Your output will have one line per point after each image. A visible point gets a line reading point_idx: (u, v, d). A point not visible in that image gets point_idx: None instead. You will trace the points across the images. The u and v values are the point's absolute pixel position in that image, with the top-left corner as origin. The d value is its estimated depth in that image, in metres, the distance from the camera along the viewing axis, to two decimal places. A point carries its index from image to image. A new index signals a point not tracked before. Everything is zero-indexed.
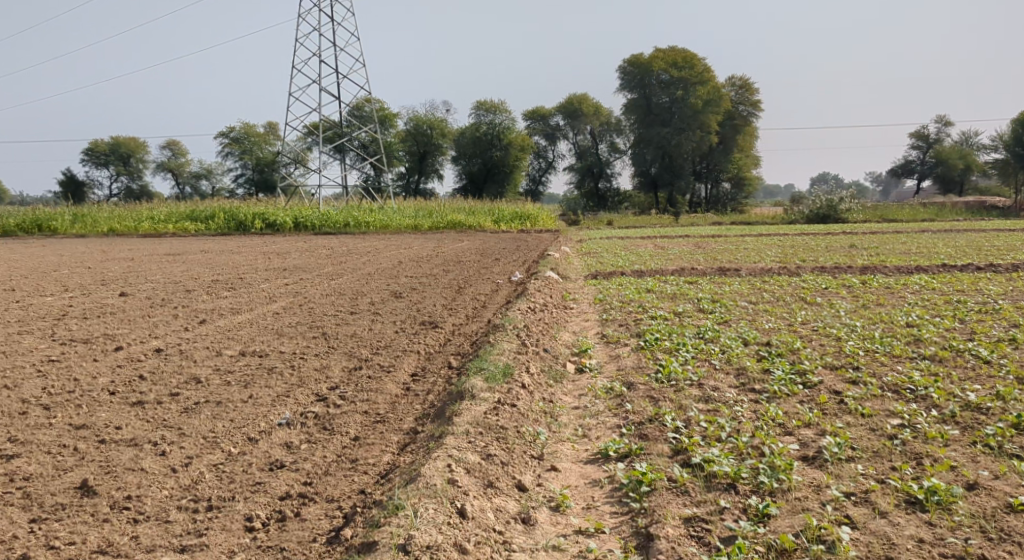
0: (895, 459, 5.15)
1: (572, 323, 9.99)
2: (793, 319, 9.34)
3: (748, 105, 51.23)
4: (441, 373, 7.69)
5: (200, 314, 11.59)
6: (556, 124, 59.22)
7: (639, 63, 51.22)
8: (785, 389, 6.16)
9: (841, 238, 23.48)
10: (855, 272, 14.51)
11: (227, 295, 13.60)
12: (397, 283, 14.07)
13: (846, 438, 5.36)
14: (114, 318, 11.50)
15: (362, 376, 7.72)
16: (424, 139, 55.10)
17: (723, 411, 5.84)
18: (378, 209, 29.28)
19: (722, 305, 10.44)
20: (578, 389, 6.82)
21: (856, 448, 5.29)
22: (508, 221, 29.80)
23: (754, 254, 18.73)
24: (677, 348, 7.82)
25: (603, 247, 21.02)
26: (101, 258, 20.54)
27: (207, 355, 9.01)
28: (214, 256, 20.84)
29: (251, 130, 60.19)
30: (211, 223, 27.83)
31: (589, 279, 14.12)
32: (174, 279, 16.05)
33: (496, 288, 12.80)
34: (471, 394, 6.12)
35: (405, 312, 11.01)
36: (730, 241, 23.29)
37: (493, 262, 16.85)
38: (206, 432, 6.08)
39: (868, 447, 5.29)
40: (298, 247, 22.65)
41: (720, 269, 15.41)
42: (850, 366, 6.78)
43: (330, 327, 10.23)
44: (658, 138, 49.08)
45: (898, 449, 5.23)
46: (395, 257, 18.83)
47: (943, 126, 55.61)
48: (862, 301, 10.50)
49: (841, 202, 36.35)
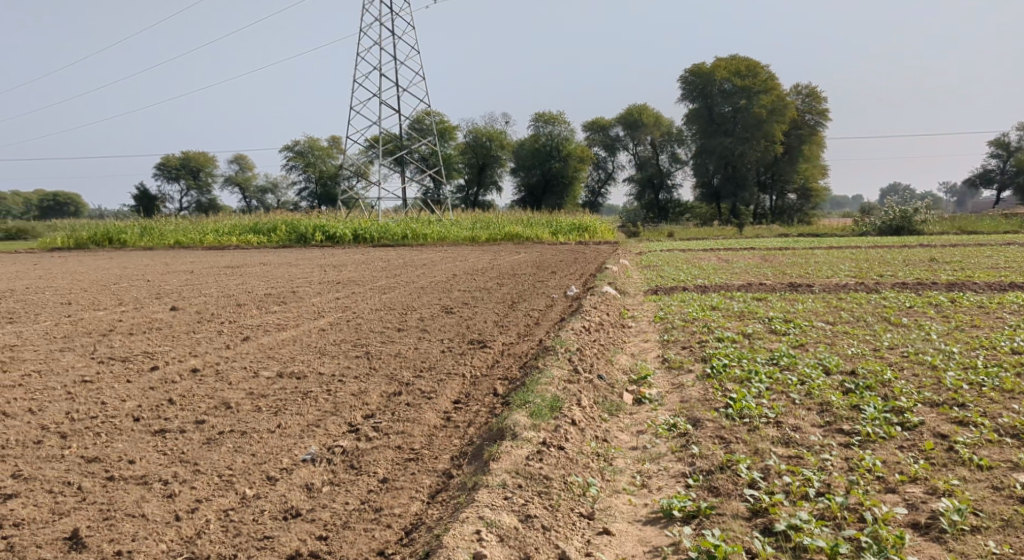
0: None
1: (629, 345, 9.21)
2: (879, 343, 8.44)
3: (816, 112, 49.60)
4: (484, 402, 6.99)
5: (244, 331, 11.06)
6: (616, 135, 58.40)
7: (702, 72, 50.19)
8: (880, 431, 5.35)
9: (920, 251, 22.16)
10: (941, 288, 13.42)
11: (276, 310, 13.11)
12: (449, 298, 13.45)
13: (966, 500, 4.52)
14: (158, 334, 11.06)
15: (400, 403, 7.06)
16: (483, 151, 54.85)
17: (807, 459, 5.03)
18: (437, 221, 28.85)
19: (796, 326, 9.53)
20: (635, 425, 6.07)
21: (979, 516, 4.44)
22: (566, 233, 28.99)
23: (826, 268, 17.72)
24: (748, 378, 7.00)
25: (664, 260, 20.21)
26: (161, 271, 20.46)
27: (244, 377, 8.46)
28: (272, 269, 20.46)
29: (314, 143, 60.63)
30: (274, 235, 27.71)
31: (648, 295, 13.28)
32: (228, 293, 15.67)
33: (550, 304, 12.10)
34: (513, 433, 5.43)
35: (455, 329, 10.35)
36: (799, 254, 22.14)
37: (549, 276, 16.13)
38: (223, 468, 5.45)
39: (994, 514, 4.45)
40: (355, 259, 22.30)
41: (791, 285, 14.43)
42: (956, 403, 6.00)
43: (373, 347, 9.60)
44: (720, 148, 47.87)
45: None
46: (449, 269, 18.26)
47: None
48: (955, 323, 9.50)
49: (916, 213, 34.78)
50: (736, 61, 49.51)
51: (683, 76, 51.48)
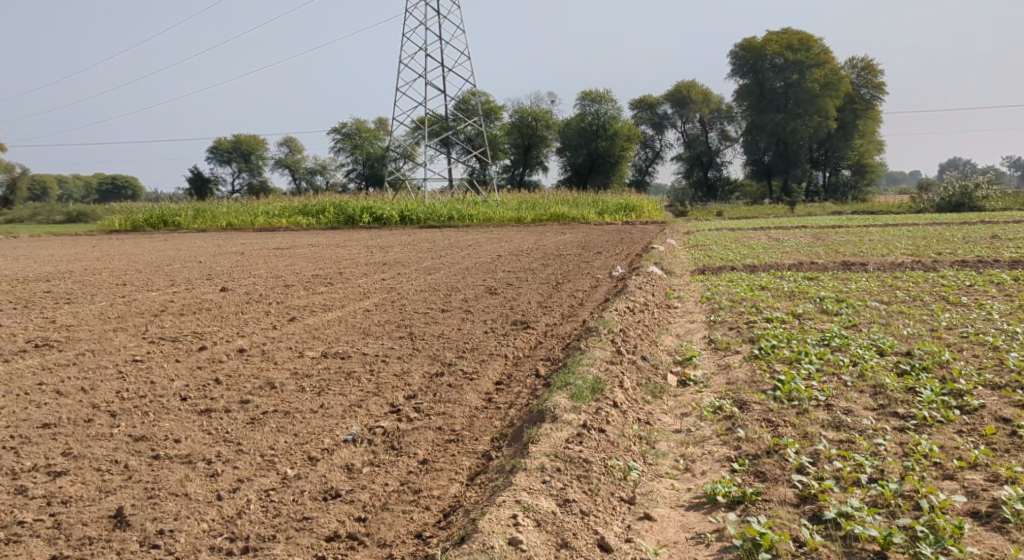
0: None
1: (675, 325, 9.05)
2: (936, 323, 8.17)
3: (872, 87, 48.40)
4: (526, 383, 6.91)
5: (291, 312, 11.11)
6: (664, 113, 57.65)
7: (752, 47, 49.29)
8: (937, 416, 5.19)
9: (981, 228, 21.48)
10: (1002, 267, 12.96)
11: (323, 291, 13.18)
12: (493, 278, 13.39)
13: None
14: (208, 315, 11.17)
15: (442, 384, 7.03)
16: (529, 131, 54.62)
17: (859, 444, 4.86)
18: (482, 202, 28.80)
19: (850, 306, 9.28)
20: (679, 407, 5.94)
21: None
22: (613, 213, 28.75)
23: (881, 247, 17.25)
24: (798, 359, 6.82)
25: (712, 239, 19.89)
26: (213, 252, 20.73)
27: (290, 357, 8.48)
28: (320, 250, 20.62)
29: (362, 125, 60.94)
30: (322, 217, 27.93)
31: (695, 275, 13.06)
32: (276, 274, 15.82)
33: (596, 284, 11.96)
34: (554, 415, 5.35)
35: (499, 309, 10.29)
36: (853, 232, 21.62)
37: (594, 256, 15.98)
38: (265, 448, 5.44)
39: None
40: (402, 240, 22.38)
41: (844, 264, 14.08)
42: (1018, 386, 5.80)
43: (417, 328, 9.58)
44: (771, 124, 46.64)
45: None
46: (494, 250, 18.19)
47: None
48: (1017, 303, 9.17)
49: (977, 188, 33.79)
50: (788, 35, 48.48)
51: (734, 51, 50.57)
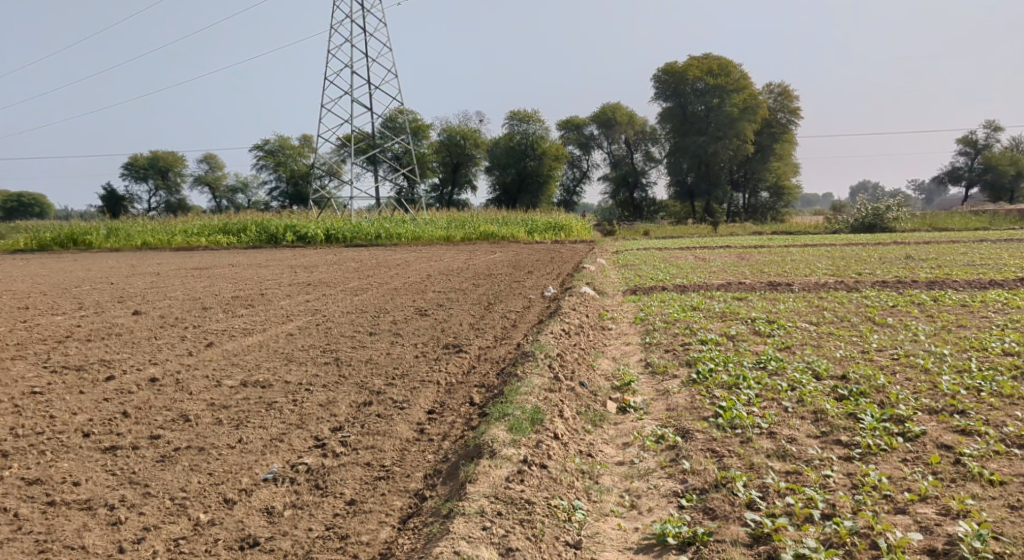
0: None
1: (610, 348, 8.86)
2: (867, 345, 8.18)
3: (788, 111, 49.69)
4: (460, 413, 6.60)
5: (208, 336, 10.56)
6: (590, 133, 58.16)
7: (673, 71, 49.81)
8: (881, 443, 5.11)
9: (895, 248, 22.07)
10: (921, 287, 13.22)
11: (243, 314, 12.61)
12: (423, 299, 13.05)
13: (984, 523, 4.30)
14: (118, 341, 10.52)
15: (370, 415, 6.66)
16: (457, 150, 54.42)
17: (808, 476, 4.77)
18: (410, 220, 28.36)
19: (781, 327, 9.24)
20: (620, 436, 5.73)
21: (1000, 541, 4.21)
22: (542, 232, 28.65)
23: (804, 266, 17.50)
24: (736, 384, 6.68)
25: (641, 259, 19.92)
26: (125, 273, 19.80)
27: (205, 387, 7.98)
28: (241, 270, 19.90)
29: (285, 142, 59.72)
30: (243, 236, 27.08)
31: (626, 295, 12.96)
32: (193, 296, 15.13)
33: (528, 305, 11.72)
34: (491, 450, 5.11)
35: (429, 332, 9.95)
36: (775, 252, 21.94)
37: (525, 276, 15.76)
38: (176, 490, 5.02)
39: (1017, 539, 4.22)
40: (327, 260, 21.80)
41: (771, 284, 14.18)
42: (956, 410, 5.75)
43: (343, 352, 9.19)
44: (693, 146, 47.72)
45: None
46: (423, 270, 17.83)
47: (993, 132, 53.24)
48: (941, 324, 9.29)
49: (889, 210, 34.81)
50: (708, 60, 49.28)
51: (656, 75, 51.13)
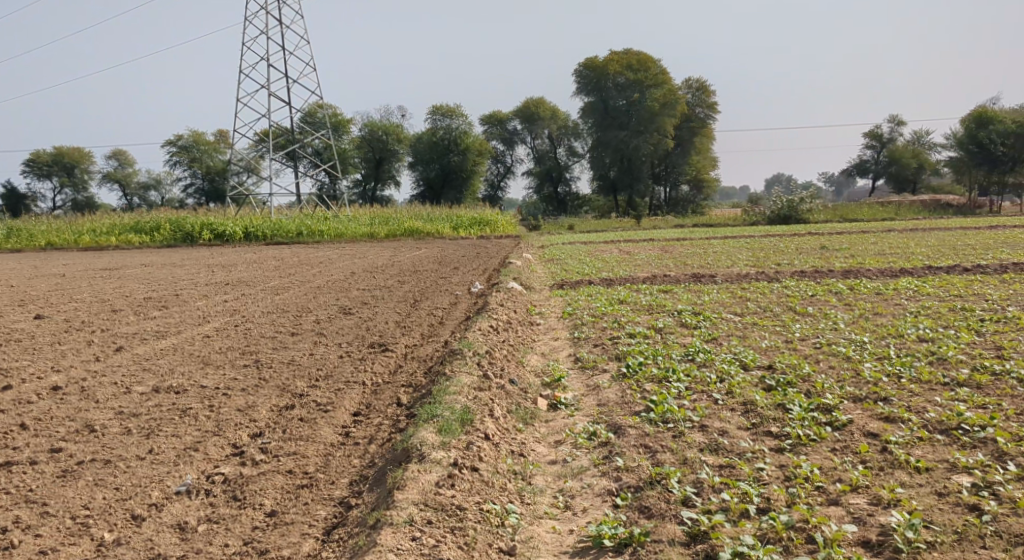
0: (989, 548, 4.11)
1: (539, 344, 8.77)
2: (791, 334, 8.27)
3: (705, 106, 50.56)
4: (387, 414, 6.40)
5: (117, 341, 10.08)
6: (513, 129, 58.17)
7: (594, 66, 50.23)
8: (811, 434, 5.12)
9: (810, 239, 22.61)
10: (837, 276, 13.53)
11: (155, 316, 12.10)
12: (347, 297, 12.75)
13: (915, 512, 4.32)
14: (18, 347, 9.95)
15: (292, 419, 6.40)
16: (379, 145, 53.76)
17: (741, 470, 4.77)
18: (333, 217, 27.85)
19: (707, 319, 9.28)
20: (552, 434, 5.64)
21: (931, 529, 4.24)
22: (466, 227, 28.47)
23: (724, 258, 17.77)
24: (666, 377, 6.64)
25: (566, 253, 19.93)
26: (29, 275, 18.86)
27: (114, 394, 7.58)
28: (154, 270, 19.19)
29: (200, 138, 57.97)
30: (157, 235, 26.13)
31: (553, 289, 12.90)
32: (102, 298, 14.48)
33: (455, 301, 11.56)
34: (421, 453, 4.96)
35: (353, 331, 9.69)
36: (696, 244, 22.23)
37: (451, 272, 15.56)
38: (78, 508, 4.84)
39: (947, 526, 4.24)
40: (246, 258, 21.24)
41: (694, 276, 14.32)
42: (879, 397, 5.80)
43: (264, 354, 8.86)
44: (615, 141, 47.99)
45: (988, 530, 4.19)
46: (347, 268, 17.47)
47: (897, 126, 55.16)
48: (858, 312, 9.47)
49: (801, 202, 35.62)
50: (628, 55, 49.85)
51: (577, 71, 51.44)
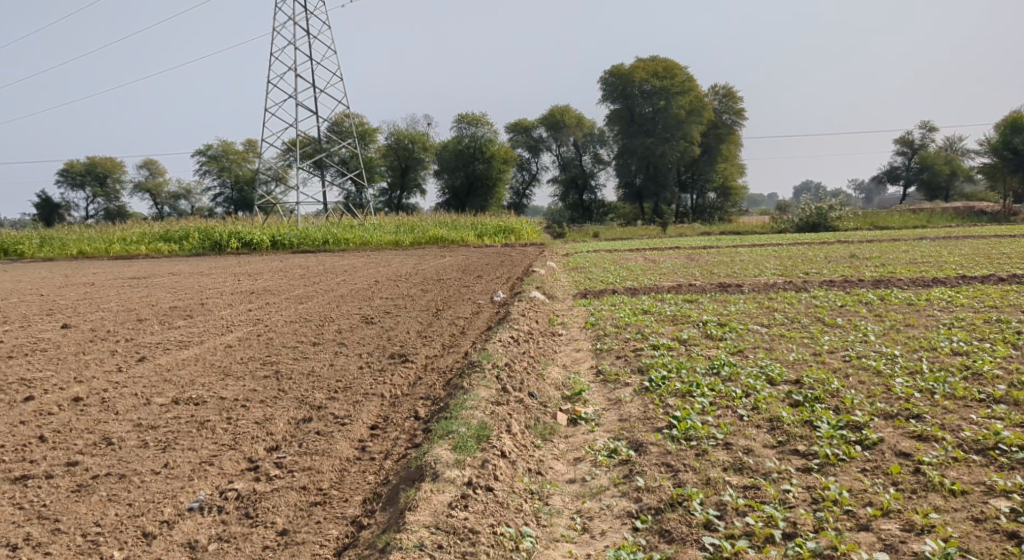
0: None
1: (560, 355, 8.63)
2: (819, 347, 8.07)
3: (732, 113, 50.18)
4: (405, 428, 6.29)
5: (140, 350, 10.07)
6: (538, 136, 58.09)
7: (620, 73, 50.08)
8: (839, 453, 4.96)
9: (839, 247, 22.26)
10: (867, 286, 13.27)
11: (179, 325, 12.11)
12: (370, 307, 12.69)
13: (950, 540, 4.20)
14: (43, 357, 9.97)
15: (309, 433, 6.31)
16: (405, 153, 53.89)
17: (766, 491, 4.66)
18: (358, 225, 27.90)
19: (733, 330, 9.09)
20: (571, 451, 5.54)
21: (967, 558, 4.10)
22: (491, 235, 28.41)
23: (752, 267, 17.52)
24: (689, 392, 6.47)
25: (591, 261, 19.76)
26: (59, 284, 19.04)
27: (133, 406, 7.53)
28: (181, 279, 19.31)
29: (229, 147, 58.42)
30: (186, 243, 26.29)
31: (577, 299, 12.74)
32: (129, 307, 14.55)
33: (477, 311, 11.44)
34: (436, 474, 4.95)
35: (375, 341, 9.61)
36: (723, 253, 21.96)
37: (475, 280, 15.46)
38: (89, 525, 4.86)
39: (984, 554, 4.12)
40: (273, 266, 21.30)
41: (721, 285, 14.12)
42: (911, 414, 5.60)
43: (284, 365, 8.79)
44: (641, 148, 47.76)
45: None
46: (371, 276, 17.43)
47: (928, 132, 54.41)
48: (890, 323, 9.24)
49: (831, 209, 35.19)
50: (654, 62, 49.63)
51: (603, 78, 51.31)
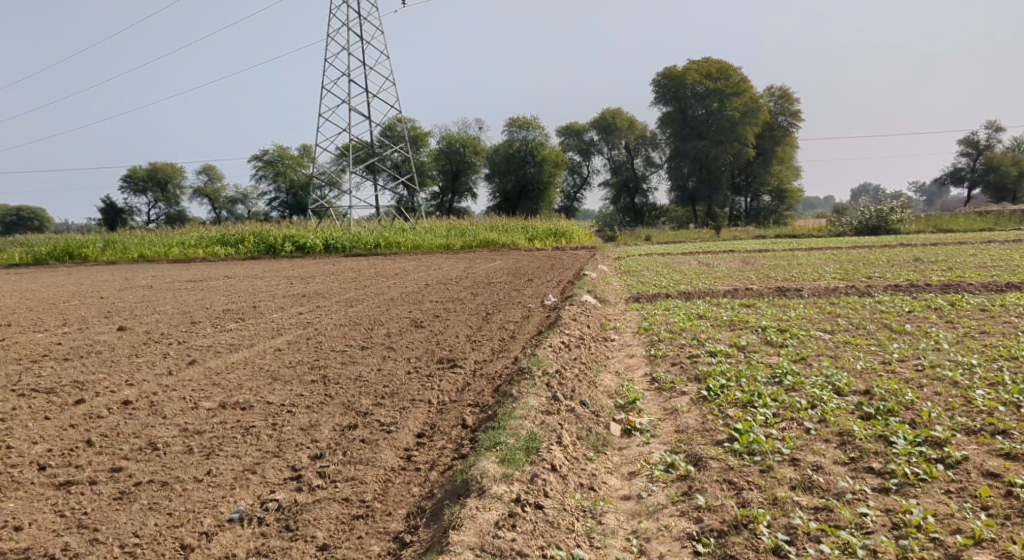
0: None
1: (613, 362, 8.34)
2: (888, 355, 7.65)
3: (788, 114, 49.18)
4: (451, 437, 6.08)
5: (191, 354, 10.02)
6: (590, 140, 57.64)
7: (673, 75, 49.34)
8: (920, 473, 4.72)
9: (903, 250, 21.52)
10: (935, 291, 12.70)
11: (230, 329, 12.06)
12: (419, 310, 12.52)
13: None
14: (97, 359, 9.99)
15: (354, 440, 6.13)
16: (457, 157, 53.91)
17: (841, 514, 4.49)
18: (409, 229, 27.89)
19: (794, 337, 8.69)
20: (626, 464, 5.30)
21: None
22: (542, 239, 28.15)
23: (810, 271, 16.98)
24: (750, 402, 6.13)
25: (643, 265, 19.38)
26: (117, 287, 19.27)
27: (181, 410, 7.43)
28: (236, 282, 19.41)
29: (284, 152, 58.99)
30: (241, 247, 26.48)
31: (629, 303, 12.42)
32: (183, 310, 14.60)
33: (527, 315, 11.19)
34: (484, 491, 4.80)
35: (424, 345, 9.42)
36: (780, 256, 21.37)
37: (525, 284, 15.22)
38: (128, 535, 4.81)
39: None
40: (325, 270, 21.30)
41: (778, 289, 13.65)
42: (996, 430, 5.24)
43: (332, 369, 8.64)
44: (694, 151, 47.13)
45: None
46: (422, 279, 17.26)
47: (995, 132, 52.47)
48: (963, 330, 8.77)
49: (892, 212, 34.19)
50: (708, 63, 48.70)
51: (656, 80, 50.57)
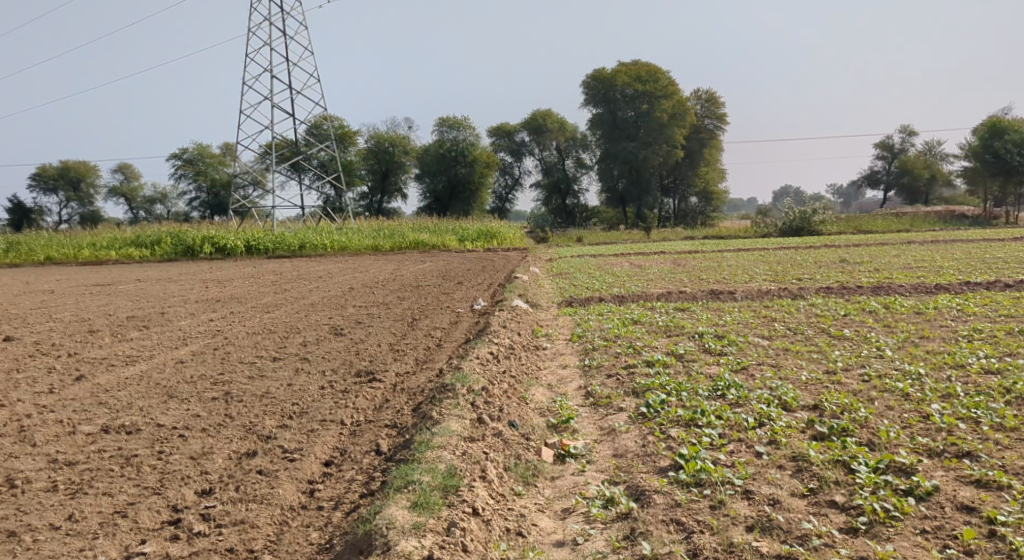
0: None
1: (544, 373, 7.71)
2: (833, 364, 7.18)
3: (714, 117, 49.43)
4: (363, 466, 5.35)
5: (81, 368, 8.99)
6: (520, 141, 57.16)
7: (603, 77, 49.16)
8: (890, 509, 4.33)
9: (827, 251, 21.54)
10: (867, 293, 12.45)
11: (131, 338, 11.02)
12: (340, 316, 11.68)
13: None
14: None
15: (252, 469, 5.31)
16: (385, 156, 52.74)
17: None
18: (336, 230, 26.90)
19: (733, 344, 8.17)
20: (559, 499, 4.77)
21: None
22: (473, 239, 27.45)
23: (741, 273, 16.70)
24: (693, 420, 5.56)
25: (574, 267, 18.80)
26: (16, 291, 17.86)
27: (55, 437, 6.50)
28: (148, 286, 18.17)
29: (204, 150, 56.82)
30: (157, 248, 25.05)
31: (561, 308, 11.83)
32: (83, 318, 13.43)
33: (455, 321, 10.46)
34: (395, 547, 4.22)
35: (340, 356, 8.63)
36: (709, 258, 21.17)
37: (454, 287, 14.48)
38: None
39: None
40: (244, 273, 20.16)
41: (712, 292, 13.22)
42: (961, 451, 4.84)
43: (236, 384, 7.76)
44: (623, 153, 46.89)
45: None
46: (345, 283, 16.34)
47: (908, 136, 53.96)
48: (904, 335, 8.42)
49: (815, 213, 34.47)
50: (637, 66, 48.56)
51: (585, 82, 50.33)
